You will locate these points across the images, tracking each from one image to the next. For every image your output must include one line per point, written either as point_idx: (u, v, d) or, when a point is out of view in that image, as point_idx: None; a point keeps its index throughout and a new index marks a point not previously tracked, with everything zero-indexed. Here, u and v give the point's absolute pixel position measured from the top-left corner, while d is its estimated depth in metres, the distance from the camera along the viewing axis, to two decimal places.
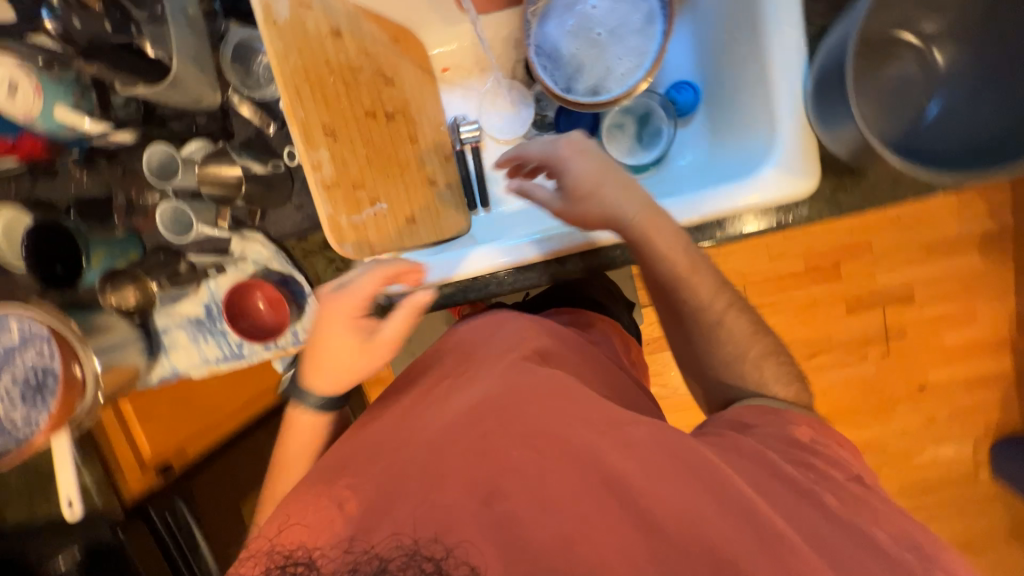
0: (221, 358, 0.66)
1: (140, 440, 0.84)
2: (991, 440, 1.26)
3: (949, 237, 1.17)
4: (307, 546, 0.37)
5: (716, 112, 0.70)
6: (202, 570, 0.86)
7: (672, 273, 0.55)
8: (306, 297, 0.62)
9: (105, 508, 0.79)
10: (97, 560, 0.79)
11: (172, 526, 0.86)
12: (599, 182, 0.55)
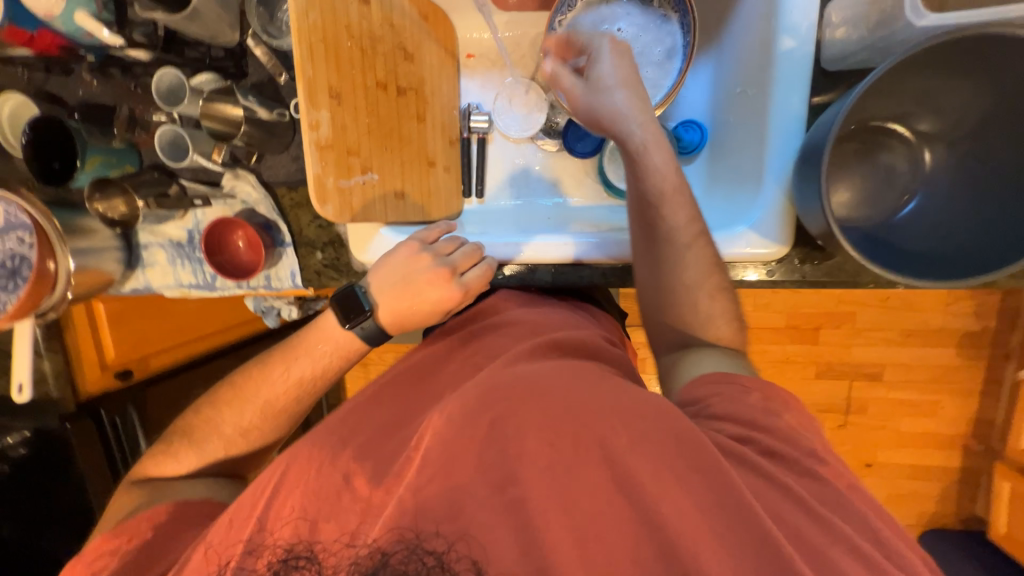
0: (194, 285, 0.69)
1: (106, 343, 0.86)
2: (921, 529, 1.30)
3: (930, 326, 1.18)
4: (306, 541, 0.48)
5: (718, 158, 0.70)
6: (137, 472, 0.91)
7: (660, 188, 0.56)
8: (283, 246, 0.65)
9: (57, 399, 0.80)
10: (44, 445, 0.81)
11: (120, 430, 0.88)
12: (624, 87, 0.57)
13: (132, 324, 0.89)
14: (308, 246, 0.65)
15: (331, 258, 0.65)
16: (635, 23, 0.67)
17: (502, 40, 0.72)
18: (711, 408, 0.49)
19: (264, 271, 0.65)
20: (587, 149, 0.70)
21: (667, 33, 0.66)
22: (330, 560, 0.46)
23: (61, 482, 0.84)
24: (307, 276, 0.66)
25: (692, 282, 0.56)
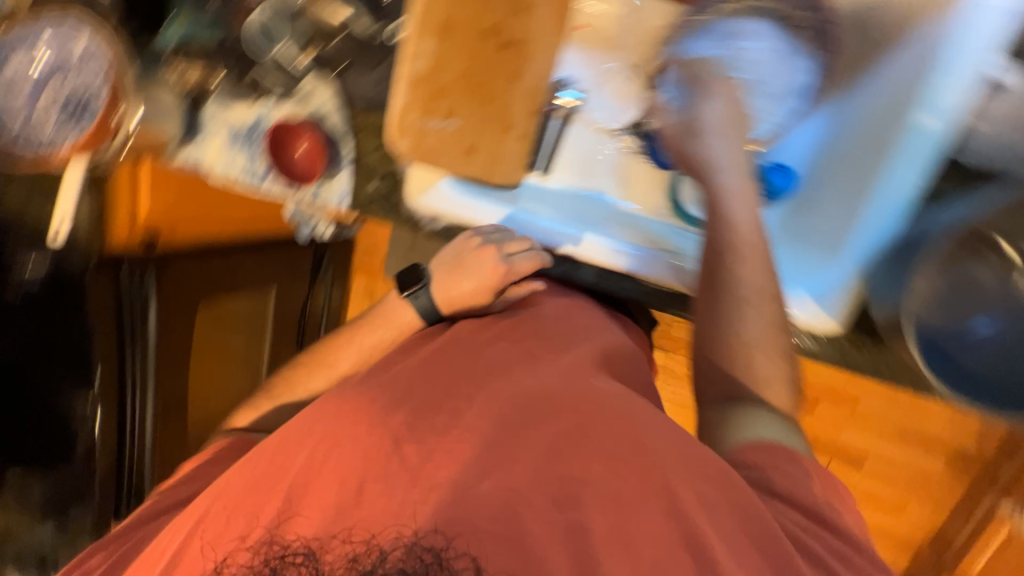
0: (243, 175, 0.67)
1: (141, 205, 0.88)
2: None
3: (925, 432, 1.18)
4: (304, 539, 0.45)
5: (801, 217, 0.64)
6: (141, 339, 0.93)
7: (736, 242, 0.55)
8: (342, 165, 0.64)
9: (85, 243, 0.85)
10: (59, 278, 0.86)
11: (131, 287, 0.90)
12: (723, 130, 0.59)
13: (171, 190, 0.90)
14: (366, 172, 0.64)
15: (384, 190, 0.64)
16: (773, 46, 0.61)
17: (625, 16, 0.66)
18: (771, 481, 0.50)
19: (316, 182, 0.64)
20: (666, 160, 0.66)
21: (799, 66, 0.61)
22: (328, 557, 0.43)
23: (70, 322, 0.88)
24: (357, 201, 0.65)
25: (748, 343, 0.55)
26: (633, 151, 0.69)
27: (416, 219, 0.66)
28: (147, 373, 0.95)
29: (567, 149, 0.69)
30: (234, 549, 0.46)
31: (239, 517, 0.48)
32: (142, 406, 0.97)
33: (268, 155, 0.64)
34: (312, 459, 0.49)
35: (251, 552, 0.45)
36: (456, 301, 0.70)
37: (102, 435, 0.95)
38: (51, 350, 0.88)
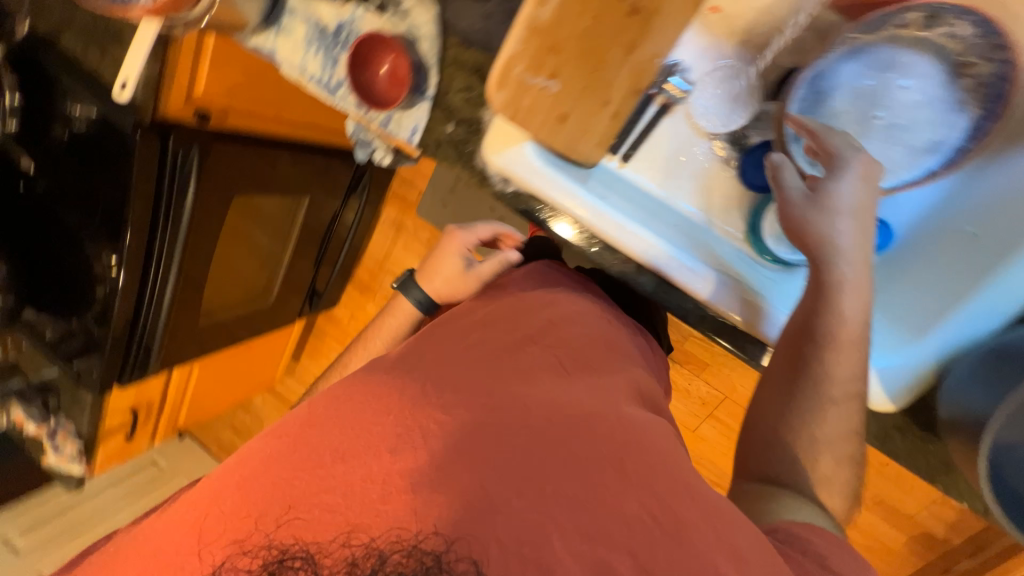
0: (314, 78, 0.63)
1: (200, 78, 0.82)
2: None
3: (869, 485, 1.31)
4: (302, 543, 0.45)
5: (888, 286, 0.64)
6: (179, 228, 0.92)
7: (834, 334, 0.54)
8: (423, 97, 0.58)
9: (139, 105, 0.78)
10: (105, 131, 0.81)
11: (178, 162, 0.85)
12: (856, 215, 0.53)
13: (232, 66, 0.86)
14: (444, 111, 0.57)
15: (458, 136, 0.57)
16: (926, 89, 0.56)
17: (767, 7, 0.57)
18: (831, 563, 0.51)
19: (389, 111, 0.59)
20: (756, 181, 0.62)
21: (945, 125, 0.56)
22: (326, 561, 0.44)
23: (105, 177, 0.85)
24: (425, 140, 0.59)
25: (821, 425, 0.58)
26: (726, 163, 0.63)
27: (483, 175, 0.59)
28: (175, 249, 0.94)
29: (655, 139, 0.64)
30: (234, 552, 0.46)
31: (249, 502, 0.48)
32: (166, 278, 0.97)
33: (347, 67, 0.60)
34: (338, 431, 0.51)
35: (249, 557, 0.46)
36: (439, 282, 0.91)
37: (121, 305, 0.95)
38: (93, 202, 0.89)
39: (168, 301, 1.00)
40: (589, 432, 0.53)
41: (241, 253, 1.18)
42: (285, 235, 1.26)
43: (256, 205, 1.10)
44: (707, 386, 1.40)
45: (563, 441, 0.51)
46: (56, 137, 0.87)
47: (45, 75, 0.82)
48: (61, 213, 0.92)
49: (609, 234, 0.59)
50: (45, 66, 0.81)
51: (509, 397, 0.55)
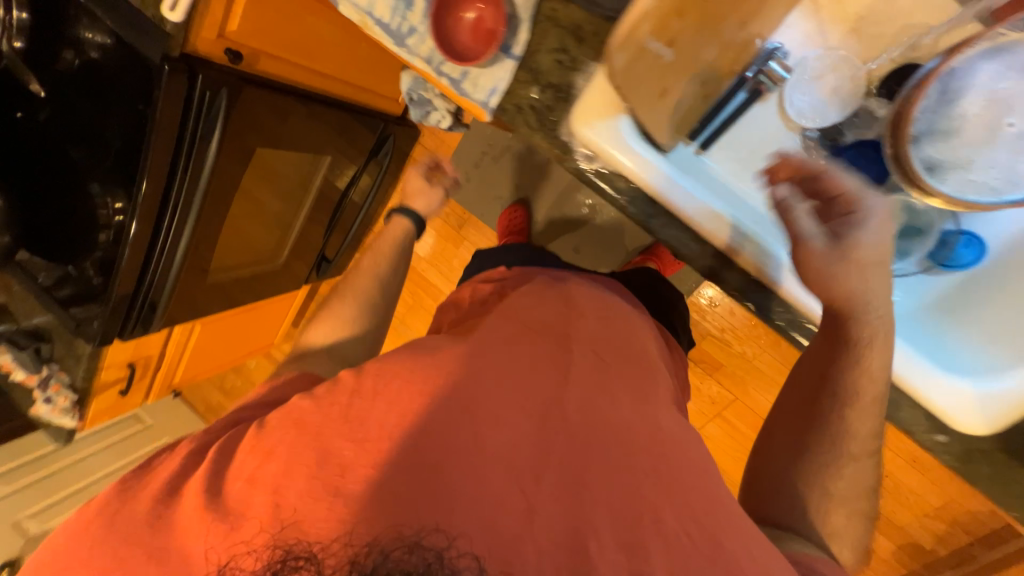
0: (379, 23, 0.54)
1: (237, 11, 0.76)
2: None
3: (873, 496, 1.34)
4: (304, 542, 0.41)
5: (982, 300, 0.62)
6: (190, 184, 0.83)
7: (857, 391, 0.54)
8: (508, 58, 0.51)
9: (170, 32, 0.69)
10: (123, 57, 0.73)
11: (205, 105, 0.77)
12: (875, 262, 0.51)
13: (269, 4, 0.80)
14: (531, 74, 0.51)
15: (544, 102, 0.51)
16: None
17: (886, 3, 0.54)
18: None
19: (468, 66, 0.52)
20: None
21: None
22: (329, 561, 0.40)
23: (121, 111, 0.77)
24: (505, 104, 0.52)
25: (837, 480, 0.56)
26: (813, 159, 0.59)
27: (565, 147, 0.52)
28: (192, 206, 0.86)
29: (741, 129, 0.60)
30: (237, 555, 0.41)
31: (255, 480, 0.45)
32: (179, 231, 0.89)
33: (430, 17, 0.53)
34: (392, 405, 0.48)
35: (252, 558, 0.41)
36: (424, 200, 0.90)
37: (127, 258, 0.86)
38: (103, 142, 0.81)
39: (179, 257, 0.92)
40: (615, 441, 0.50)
41: (260, 213, 1.09)
42: (302, 195, 1.18)
43: (277, 158, 1.00)
44: (719, 387, 1.40)
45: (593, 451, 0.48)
46: (69, 61, 0.79)
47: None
48: (68, 148, 0.85)
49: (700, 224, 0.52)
50: None
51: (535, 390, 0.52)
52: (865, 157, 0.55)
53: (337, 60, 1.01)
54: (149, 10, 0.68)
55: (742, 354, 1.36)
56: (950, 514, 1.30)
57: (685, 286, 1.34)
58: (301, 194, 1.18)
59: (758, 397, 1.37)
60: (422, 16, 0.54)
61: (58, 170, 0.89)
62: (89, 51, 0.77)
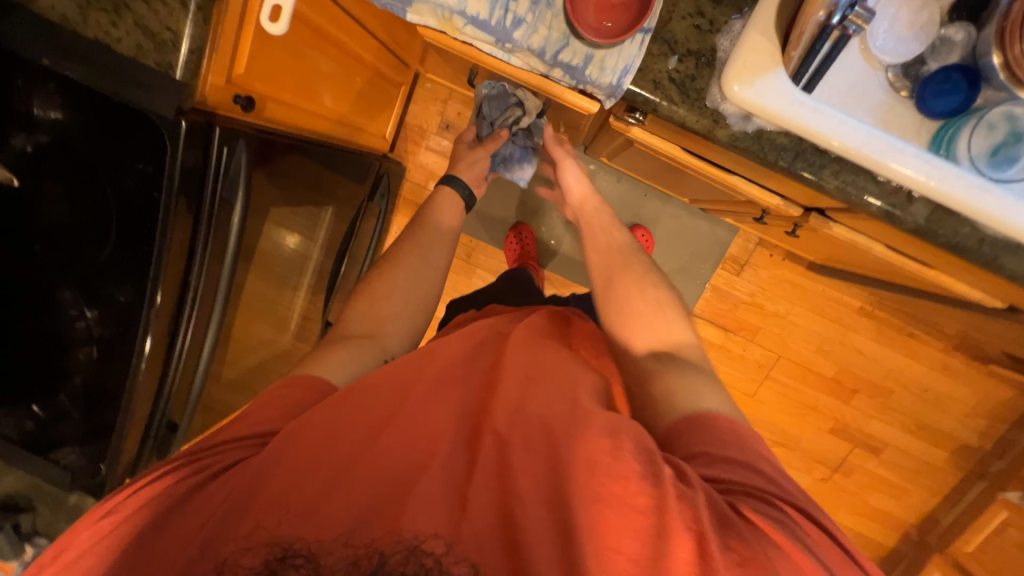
0: (482, 21, 0.51)
1: (240, 52, 0.67)
2: (870, 546, 1.70)
3: (929, 411, 1.55)
4: (307, 540, 0.47)
5: None
6: (207, 272, 0.69)
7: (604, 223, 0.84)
8: (640, 34, 0.50)
9: (183, 80, 0.58)
10: (112, 122, 0.61)
11: (223, 161, 0.66)
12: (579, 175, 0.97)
13: (276, 46, 0.74)
14: (666, 45, 0.51)
15: (685, 72, 0.52)
16: None
17: None
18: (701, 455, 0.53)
19: (596, 49, 0.51)
20: (940, 107, 0.62)
21: None
22: (327, 558, 0.47)
23: (116, 190, 0.64)
24: (641, 81, 0.52)
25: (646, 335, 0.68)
26: (898, 93, 0.64)
27: (716, 115, 0.52)
28: (219, 293, 0.71)
29: (834, 75, 0.62)
30: (244, 550, 0.46)
31: (245, 500, 0.48)
32: (203, 326, 0.72)
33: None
34: (353, 424, 0.55)
35: (252, 553, 0.46)
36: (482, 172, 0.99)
37: (144, 378, 0.67)
38: (78, 233, 0.67)
39: (203, 364, 0.73)
40: (539, 425, 0.56)
41: (268, 295, 0.91)
42: (301, 268, 1.00)
43: (274, 220, 0.85)
44: (761, 349, 1.53)
45: (521, 437, 0.55)
46: (16, 147, 0.64)
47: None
48: (38, 247, 0.69)
49: (891, 166, 0.49)
50: None
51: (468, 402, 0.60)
52: (949, 82, 0.62)
53: (334, 95, 0.98)
54: (148, 57, 0.56)
55: (774, 313, 1.50)
56: (994, 411, 1.53)
57: (712, 260, 1.46)
58: (299, 270, 1.01)
59: (798, 348, 1.52)
60: (527, 4, 0.50)
61: (17, 282, 0.70)
62: (40, 134, 0.63)
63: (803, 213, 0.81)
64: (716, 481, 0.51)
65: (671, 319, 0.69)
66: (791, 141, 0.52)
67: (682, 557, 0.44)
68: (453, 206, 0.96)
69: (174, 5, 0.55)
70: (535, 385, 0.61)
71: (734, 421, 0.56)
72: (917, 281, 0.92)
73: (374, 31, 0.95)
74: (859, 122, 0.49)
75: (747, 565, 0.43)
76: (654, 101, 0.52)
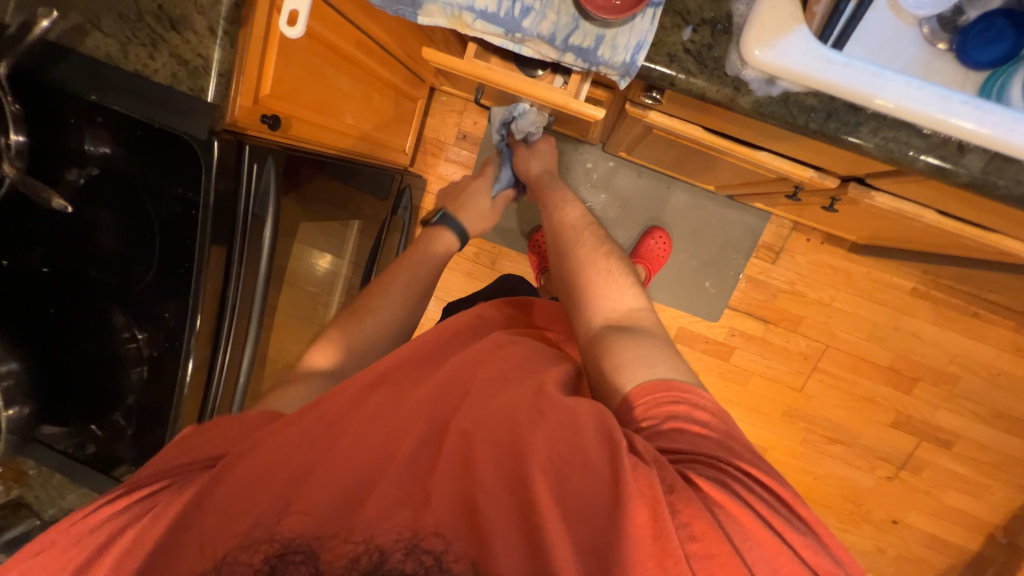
0: (488, 14, 0.52)
1: (265, 74, 0.71)
2: (949, 549, 1.55)
3: (1002, 397, 1.43)
4: (305, 537, 0.50)
5: None
6: (241, 289, 0.71)
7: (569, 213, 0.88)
8: (650, 8, 0.50)
9: (217, 103, 0.62)
10: (157, 148, 0.66)
11: (252, 174, 0.69)
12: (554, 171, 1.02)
13: (297, 66, 0.78)
14: (679, 16, 0.50)
15: (701, 42, 0.50)
16: None
17: None
18: (655, 425, 0.57)
19: (606, 28, 0.51)
20: (984, 55, 0.63)
21: None
22: (327, 553, 0.49)
23: (159, 213, 0.68)
24: (656, 55, 0.51)
25: (604, 313, 0.73)
26: (936, 45, 0.65)
27: (738, 82, 0.50)
28: (254, 311, 0.73)
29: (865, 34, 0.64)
30: (238, 547, 0.50)
31: (242, 499, 0.53)
32: (242, 342, 0.73)
33: None
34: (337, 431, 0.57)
35: (250, 551, 0.50)
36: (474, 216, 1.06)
37: (189, 394, 0.70)
38: (126, 256, 0.71)
39: (242, 385, 0.74)
40: (498, 416, 0.57)
41: (302, 309, 0.95)
42: (331, 284, 1.05)
43: (304, 237, 0.88)
44: (806, 340, 1.45)
45: (482, 428, 0.56)
46: (71, 181, 0.70)
47: (48, 91, 0.64)
48: (93, 272, 0.74)
49: (939, 118, 0.48)
50: (51, 78, 0.62)
51: (439, 401, 0.61)
52: (992, 29, 0.62)
53: (354, 113, 1.02)
54: (182, 84, 0.61)
55: (818, 300, 1.43)
56: None
57: (745, 250, 1.40)
58: (329, 287, 1.04)
59: (847, 336, 1.43)
60: None
61: (74, 307, 0.75)
62: (93, 167, 0.69)
63: (841, 184, 0.78)
64: (664, 448, 0.54)
65: (627, 295, 0.75)
66: (821, 101, 0.50)
67: (642, 521, 0.47)
68: (447, 241, 0.99)
69: (204, 34, 0.58)
70: (503, 382, 0.63)
71: (685, 391, 0.59)
72: (972, 249, 0.86)
73: (388, 48, 0.98)
74: (895, 75, 0.48)
75: (693, 524, 0.47)
76: (676, 73, 0.51)
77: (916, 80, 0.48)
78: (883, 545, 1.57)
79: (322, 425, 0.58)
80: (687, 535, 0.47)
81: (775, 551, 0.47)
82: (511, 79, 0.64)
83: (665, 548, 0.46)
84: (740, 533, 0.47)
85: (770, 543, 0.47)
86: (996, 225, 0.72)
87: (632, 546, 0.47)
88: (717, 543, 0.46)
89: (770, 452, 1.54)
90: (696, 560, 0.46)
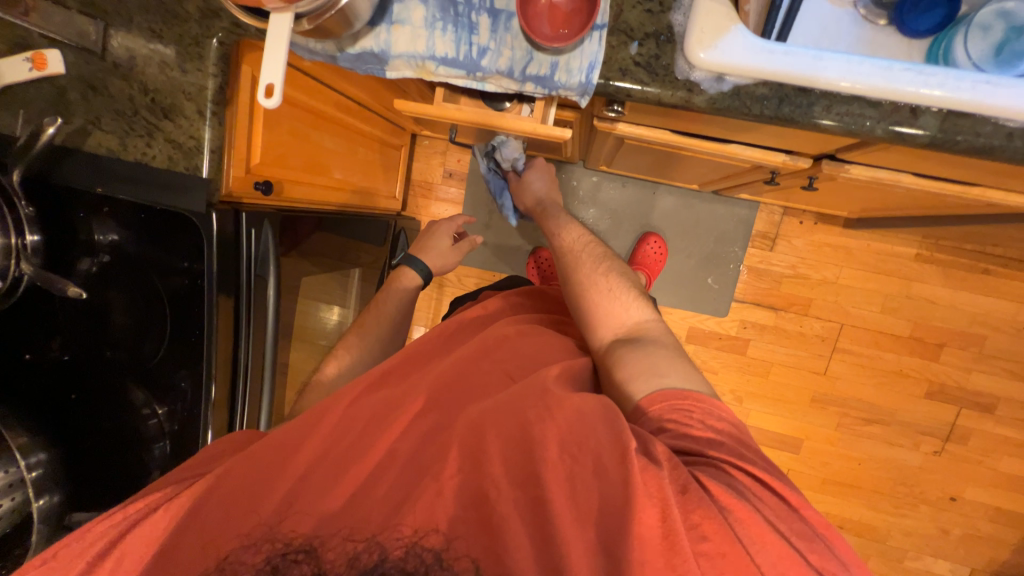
0: (449, 60, 0.56)
1: (255, 144, 0.76)
2: (1016, 520, 1.47)
3: None
4: (307, 536, 0.53)
5: None
6: (251, 347, 0.73)
7: (566, 227, 0.91)
8: (596, 32, 0.53)
9: (211, 177, 0.66)
10: (160, 224, 0.70)
11: (252, 244, 0.73)
12: (550, 189, 1.07)
13: (283, 134, 0.83)
14: (624, 34, 0.54)
15: (648, 54, 0.54)
16: None
17: None
18: (669, 430, 0.58)
19: (559, 54, 0.54)
20: (921, 25, 0.67)
21: None
22: (328, 553, 0.51)
23: (167, 287, 0.73)
24: (608, 73, 0.54)
25: (611, 331, 0.74)
26: (876, 22, 0.70)
27: (690, 84, 0.54)
28: (265, 368, 0.75)
29: (805, 22, 0.69)
30: (239, 547, 0.52)
31: (247, 508, 0.55)
32: (257, 401, 0.75)
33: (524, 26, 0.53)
34: (351, 448, 0.60)
35: (252, 550, 0.52)
36: (436, 255, 1.08)
37: None
38: (139, 332, 0.75)
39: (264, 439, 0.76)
40: (505, 412, 0.59)
41: (315, 360, 0.98)
42: (340, 333, 1.08)
43: (309, 290, 0.91)
44: (820, 322, 1.43)
45: (491, 420, 0.59)
46: (82, 270, 0.75)
47: (54, 187, 0.70)
48: (107, 351, 0.77)
49: (886, 86, 0.51)
50: (60, 178, 0.68)
51: (446, 415, 0.63)
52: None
53: (343, 167, 1.07)
54: (179, 165, 0.66)
55: (824, 280, 1.42)
56: None
57: (741, 239, 1.41)
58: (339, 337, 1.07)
59: (861, 312, 1.41)
60: (487, 34, 0.55)
61: (96, 388, 0.78)
62: (101, 256, 0.75)
63: (814, 162, 0.80)
64: (674, 448, 0.56)
65: (634, 309, 0.75)
66: (772, 88, 0.53)
67: (649, 523, 0.48)
68: (409, 280, 1.02)
69: (193, 119, 0.63)
70: (507, 378, 0.68)
71: (698, 397, 0.60)
72: (963, 204, 0.86)
73: (366, 103, 1.04)
74: (838, 55, 0.51)
75: (705, 527, 0.48)
76: (623, 87, 0.54)
77: (859, 57, 0.51)
78: (946, 526, 1.48)
79: (315, 435, 0.61)
80: (697, 535, 0.48)
81: (781, 555, 0.47)
82: (480, 116, 0.69)
83: (672, 547, 0.47)
84: (748, 536, 0.48)
85: (778, 547, 0.47)
86: (974, 180, 0.73)
87: (640, 546, 0.48)
88: (726, 541, 0.47)
89: (807, 442, 1.49)
90: (703, 557, 0.47)
